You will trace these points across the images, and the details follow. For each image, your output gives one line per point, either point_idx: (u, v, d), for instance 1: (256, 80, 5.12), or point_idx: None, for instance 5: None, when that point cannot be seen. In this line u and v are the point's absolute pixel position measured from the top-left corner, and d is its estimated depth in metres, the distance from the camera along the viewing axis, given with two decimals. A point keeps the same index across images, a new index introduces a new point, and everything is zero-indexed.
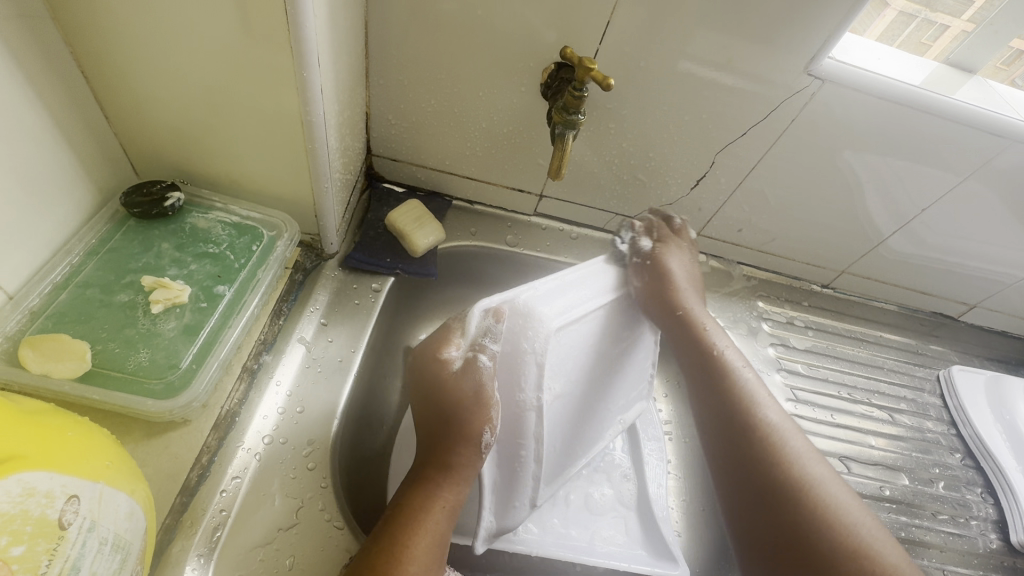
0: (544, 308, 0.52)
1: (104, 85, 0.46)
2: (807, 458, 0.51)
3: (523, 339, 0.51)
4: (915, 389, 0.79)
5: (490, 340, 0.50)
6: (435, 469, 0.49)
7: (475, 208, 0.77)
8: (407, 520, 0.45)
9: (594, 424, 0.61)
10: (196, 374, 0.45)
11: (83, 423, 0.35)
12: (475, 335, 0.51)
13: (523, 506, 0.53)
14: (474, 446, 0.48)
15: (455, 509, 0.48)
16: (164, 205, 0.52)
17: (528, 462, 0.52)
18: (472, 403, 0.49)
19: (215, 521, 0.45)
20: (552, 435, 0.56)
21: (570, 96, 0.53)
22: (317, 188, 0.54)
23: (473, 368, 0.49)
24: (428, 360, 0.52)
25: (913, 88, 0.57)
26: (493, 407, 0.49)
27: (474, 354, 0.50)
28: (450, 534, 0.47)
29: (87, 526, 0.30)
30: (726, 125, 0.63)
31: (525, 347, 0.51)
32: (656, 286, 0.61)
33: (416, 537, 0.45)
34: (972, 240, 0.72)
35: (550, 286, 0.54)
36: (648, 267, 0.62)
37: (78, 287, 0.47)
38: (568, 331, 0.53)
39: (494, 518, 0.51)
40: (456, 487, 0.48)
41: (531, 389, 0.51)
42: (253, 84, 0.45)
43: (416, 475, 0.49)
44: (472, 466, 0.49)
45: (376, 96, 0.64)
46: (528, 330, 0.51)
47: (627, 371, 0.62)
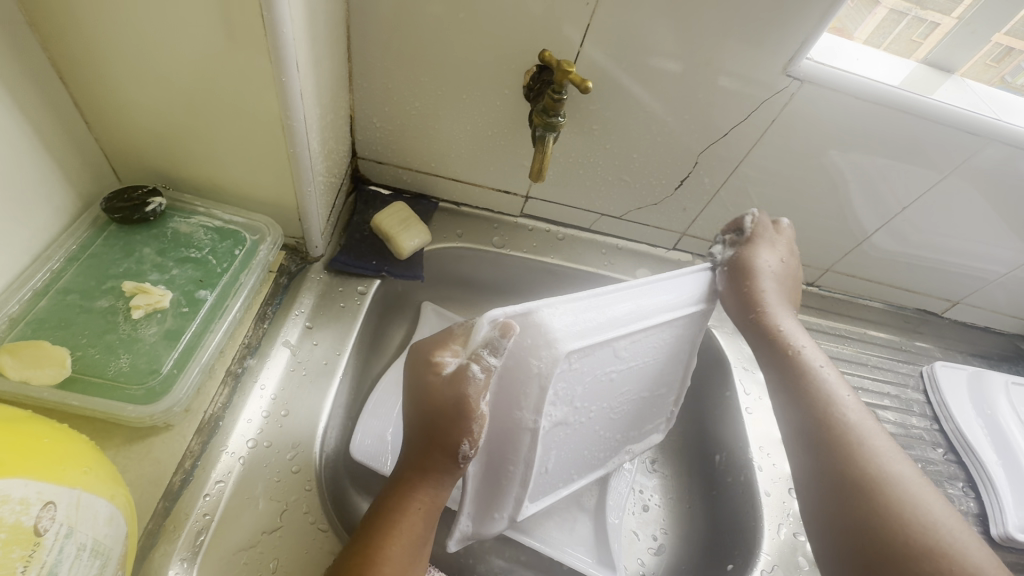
0: (564, 327, 0.50)
1: (83, 89, 0.46)
2: (889, 455, 0.48)
3: (530, 357, 0.49)
4: (899, 385, 0.80)
5: (485, 355, 0.47)
6: (412, 469, 0.49)
7: (461, 209, 0.77)
8: (382, 523, 0.46)
9: (599, 448, 0.61)
10: (178, 379, 0.45)
11: (61, 430, 0.35)
12: (476, 345, 0.47)
13: (502, 518, 0.55)
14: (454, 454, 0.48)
15: (432, 511, 0.48)
16: (146, 210, 0.52)
17: (513, 475, 0.53)
18: (454, 413, 0.47)
19: (198, 525, 0.45)
20: (550, 455, 0.56)
21: (549, 99, 0.53)
22: (299, 190, 0.54)
23: (463, 377, 0.47)
24: (427, 369, 0.49)
25: (891, 88, 0.58)
26: (474, 420, 0.47)
27: (467, 362, 0.47)
28: (428, 535, 0.48)
29: (64, 532, 0.30)
30: (708, 126, 0.64)
31: (532, 365, 0.49)
32: (739, 293, 0.59)
33: (393, 536, 0.46)
34: (953, 237, 0.73)
35: (582, 304, 0.52)
36: (730, 270, 0.60)
37: (58, 293, 0.47)
38: (587, 354, 0.52)
39: (472, 522, 0.54)
40: (429, 489, 0.48)
41: (529, 410, 0.51)
42: (233, 88, 0.45)
43: (397, 475, 0.50)
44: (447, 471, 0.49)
45: (360, 99, 0.64)
46: (540, 348, 0.49)
47: (640, 399, 0.61)
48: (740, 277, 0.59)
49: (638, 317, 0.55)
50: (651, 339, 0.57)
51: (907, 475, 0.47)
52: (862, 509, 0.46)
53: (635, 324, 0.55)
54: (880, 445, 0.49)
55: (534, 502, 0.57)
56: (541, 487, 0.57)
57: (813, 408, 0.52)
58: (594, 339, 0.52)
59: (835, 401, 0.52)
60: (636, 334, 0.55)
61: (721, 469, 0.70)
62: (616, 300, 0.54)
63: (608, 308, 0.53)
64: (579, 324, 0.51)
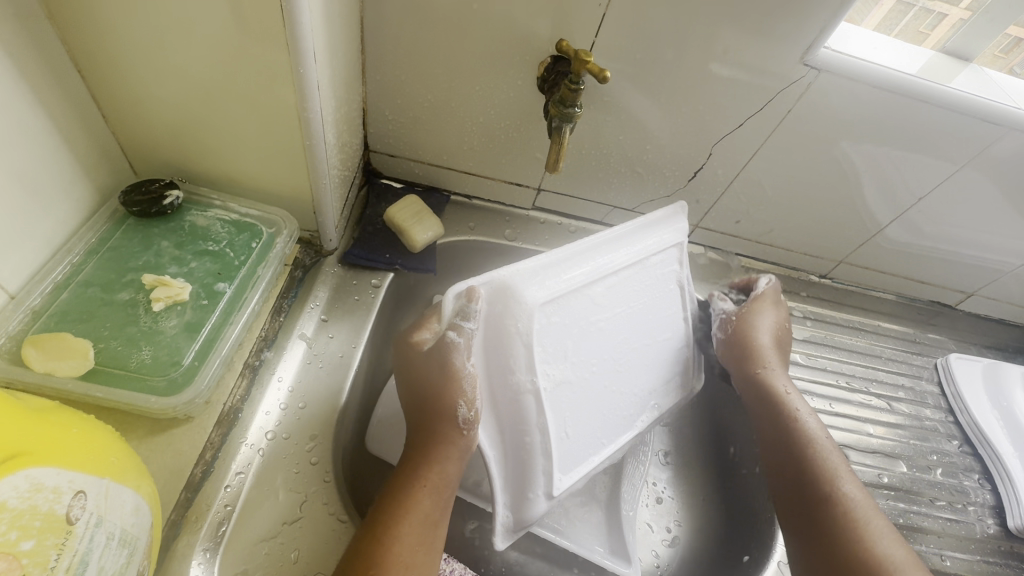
0: (532, 286, 0.50)
1: (101, 83, 0.46)
2: (867, 512, 0.52)
3: (506, 317, 0.49)
4: (913, 377, 0.79)
5: (464, 320, 0.49)
6: (420, 449, 0.50)
7: (472, 202, 0.77)
8: (393, 508, 0.46)
9: (621, 404, 0.56)
10: (199, 371, 0.45)
11: (87, 420, 0.35)
12: (450, 317, 0.50)
13: (539, 497, 0.51)
14: (451, 416, 0.49)
15: (441, 488, 0.48)
16: (163, 203, 0.52)
17: (535, 444, 0.50)
18: (442, 380, 0.50)
19: (220, 516, 0.46)
20: (563, 415, 0.52)
21: (566, 89, 0.52)
22: (315, 183, 0.54)
23: (444, 346, 0.49)
24: (409, 351, 0.54)
25: (910, 77, 0.57)
26: (463, 379, 0.49)
27: (446, 333, 0.50)
28: (438, 513, 0.48)
29: (94, 521, 0.31)
30: (723, 117, 0.63)
31: (510, 325, 0.49)
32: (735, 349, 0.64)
33: (403, 518, 0.46)
34: (969, 228, 0.72)
35: (539, 263, 0.51)
36: (732, 328, 0.66)
37: (79, 286, 0.47)
38: (562, 306, 0.52)
39: (509, 512, 0.51)
40: (435, 466, 0.48)
41: (523, 371, 0.49)
42: (251, 81, 0.45)
43: (406, 458, 0.50)
44: (455, 443, 0.49)
45: (372, 92, 0.64)
46: (511, 307, 0.49)
47: (645, 361, 0.58)
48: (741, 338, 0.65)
49: (597, 268, 0.54)
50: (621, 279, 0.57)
51: (863, 506, 0.52)
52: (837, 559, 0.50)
53: (598, 269, 0.54)
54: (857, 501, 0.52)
55: (569, 475, 0.52)
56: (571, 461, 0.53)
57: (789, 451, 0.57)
58: (562, 290, 0.52)
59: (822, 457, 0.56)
60: (601, 281, 0.55)
61: (735, 461, 0.70)
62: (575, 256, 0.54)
63: (568, 265, 0.53)
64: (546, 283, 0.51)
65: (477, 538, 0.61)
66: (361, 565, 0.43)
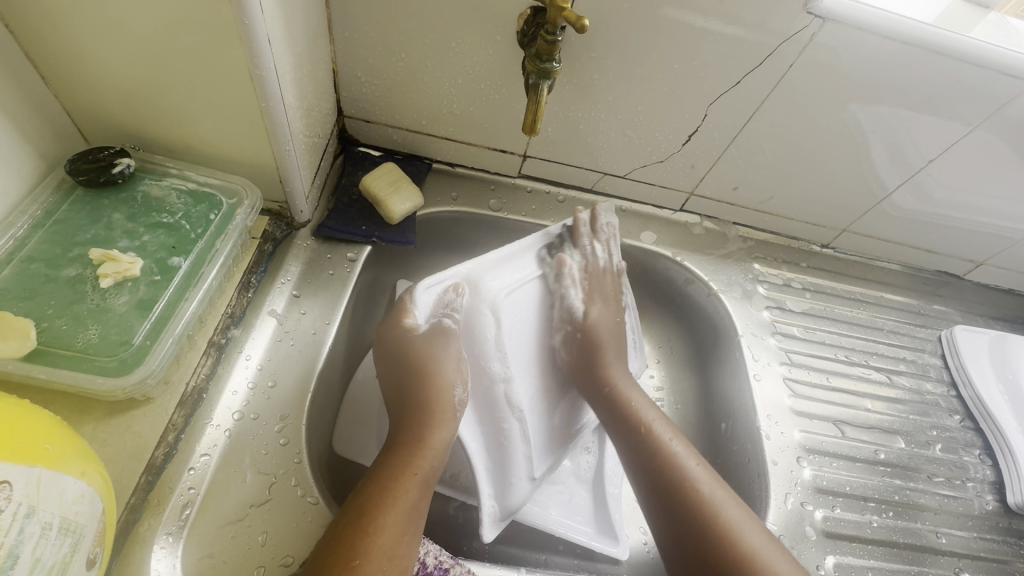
0: (494, 278, 0.57)
1: (34, 44, 0.42)
2: (721, 500, 0.48)
3: (477, 314, 0.54)
4: (915, 350, 0.76)
5: (454, 309, 0.53)
6: (410, 433, 0.48)
7: (455, 170, 0.73)
8: (381, 494, 0.44)
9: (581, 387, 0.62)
10: (151, 351, 0.43)
11: (18, 404, 0.32)
12: (438, 308, 0.54)
13: (520, 481, 0.53)
14: (448, 402, 0.50)
15: (430, 477, 0.47)
16: (113, 172, 0.49)
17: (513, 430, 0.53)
18: (434, 363, 0.51)
19: (184, 499, 0.44)
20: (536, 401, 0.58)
21: (542, 41, 0.48)
22: (277, 150, 0.50)
23: (438, 332, 0.52)
24: (395, 341, 0.53)
25: (923, 26, 0.52)
26: (453, 363, 0.51)
27: (440, 319, 0.53)
28: (424, 503, 0.46)
29: (23, 512, 0.29)
30: (718, 75, 0.58)
31: (480, 318, 0.54)
32: (581, 347, 0.58)
33: (392, 504, 0.43)
34: (980, 195, 0.68)
35: (498, 257, 0.58)
36: (578, 340, 0.59)
37: (23, 262, 0.44)
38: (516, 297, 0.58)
39: (495, 501, 0.52)
40: (428, 454, 0.47)
41: (495, 359, 0.54)
42: (195, 41, 0.41)
43: (391, 445, 0.48)
44: (446, 430, 0.48)
45: (341, 51, 0.60)
46: (481, 304, 0.55)
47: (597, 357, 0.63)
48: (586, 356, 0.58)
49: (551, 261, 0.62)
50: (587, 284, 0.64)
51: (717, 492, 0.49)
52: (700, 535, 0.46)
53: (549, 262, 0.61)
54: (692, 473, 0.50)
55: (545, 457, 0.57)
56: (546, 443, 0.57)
57: (660, 484, 0.50)
58: (526, 274, 0.59)
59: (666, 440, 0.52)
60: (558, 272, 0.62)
61: (726, 438, 0.68)
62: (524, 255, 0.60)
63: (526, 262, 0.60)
64: (508, 274, 0.58)
65: (460, 516, 0.59)
66: (348, 551, 0.40)
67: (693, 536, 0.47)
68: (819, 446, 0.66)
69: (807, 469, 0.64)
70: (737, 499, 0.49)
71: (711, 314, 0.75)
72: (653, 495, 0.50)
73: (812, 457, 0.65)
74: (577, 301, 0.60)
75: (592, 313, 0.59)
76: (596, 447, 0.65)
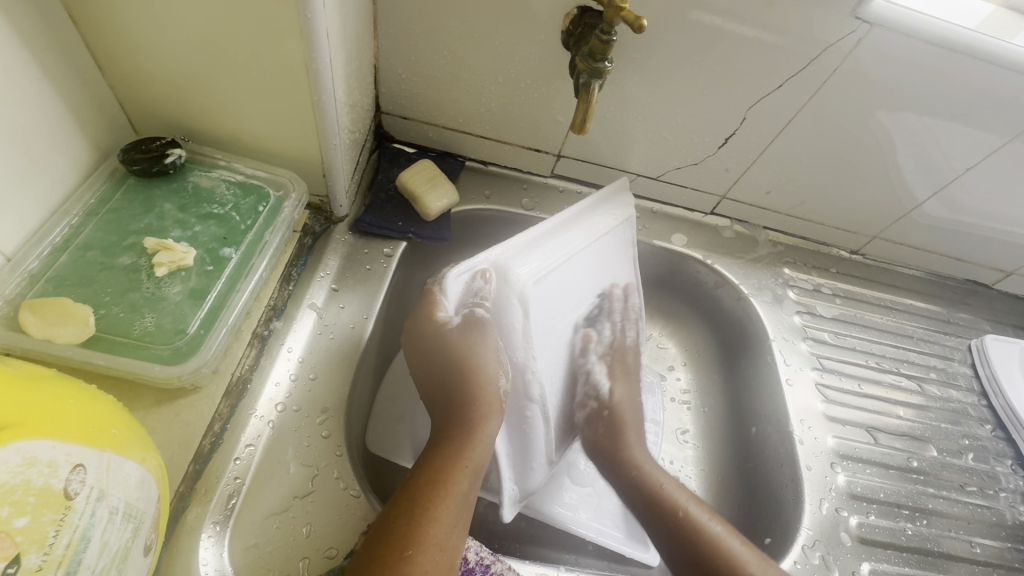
0: (523, 263, 0.53)
1: (96, 35, 0.43)
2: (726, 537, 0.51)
3: (506, 301, 0.52)
4: (945, 359, 0.76)
5: (483, 298, 0.52)
6: (458, 426, 0.48)
7: (489, 168, 0.73)
8: (433, 484, 0.44)
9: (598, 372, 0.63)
10: (204, 341, 0.43)
11: (86, 389, 0.33)
12: (467, 296, 0.53)
13: (540, 466, 0.54)
14: (493, 395, 0.50)
15: (478, 469, 0.47)
16: (165, 162, 0.49)
17: (535, 419, 0.54)
18: (472, 355, 0.51)
19: (230, 489, 0.44)
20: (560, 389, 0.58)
21: (596, 41, 0.48)
22: (324, 145, 0.51)
23: (473, 325, 0.51)
24: (429, 336, 0.52)
25: (969, 33, 0.52)
26: (492, 356, 0.51)
27: (471, 309, 0.52)
28: (472, 494, 0.46)
29: (95, 496, 0.29)
30: (761, 80, 0.58)
31: (511, 308, 0.52)
32: (605, 456, 0.58)
33: (443, 496, 0.44)
34: (1016, 205, 0.67)
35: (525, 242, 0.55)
36: (615, 364, 0.61)
37: (79, 249, 0.45)
38: (546, 284, 0.55)
39: (516, 484, 0.53)
40: (478, 447, 0.47)
41: (520, 346, 0.53)
42: (255, 34, 0.42)
43: (440, 435, 0.48)
44: (496, 421, 0.49)
45: (384, 47, 0.60)
46: (511, 292, 0.52)
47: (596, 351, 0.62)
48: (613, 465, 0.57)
49: (571, 246, 0.58)
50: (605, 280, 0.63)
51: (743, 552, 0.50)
52: None
53: (572, 246, 0.58)
54: (706, 521, 0.52)
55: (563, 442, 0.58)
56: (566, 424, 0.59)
57: (665, 528, 0.52)
58: (551, 263, 0.55)
59: (666, 484, 0.55)
60: (578, 257, 0.58)
61: (756, 442, 0.68)
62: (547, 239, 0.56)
63: (552, 246, 0.56)
64: (538, 262, 0.54)
65: (491, 513, 0.60)
66: (401, 539, 0.41)
67: None
68: (852, 452, 0.66)
69: (841, 475, 0.64)
70: (743, 536, 0.52)
71: (742, 317, 0.75)
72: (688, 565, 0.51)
73: (845, 463, 0.65)
74: (602, 378, 0.60)
75: (620, 390, 0.60)
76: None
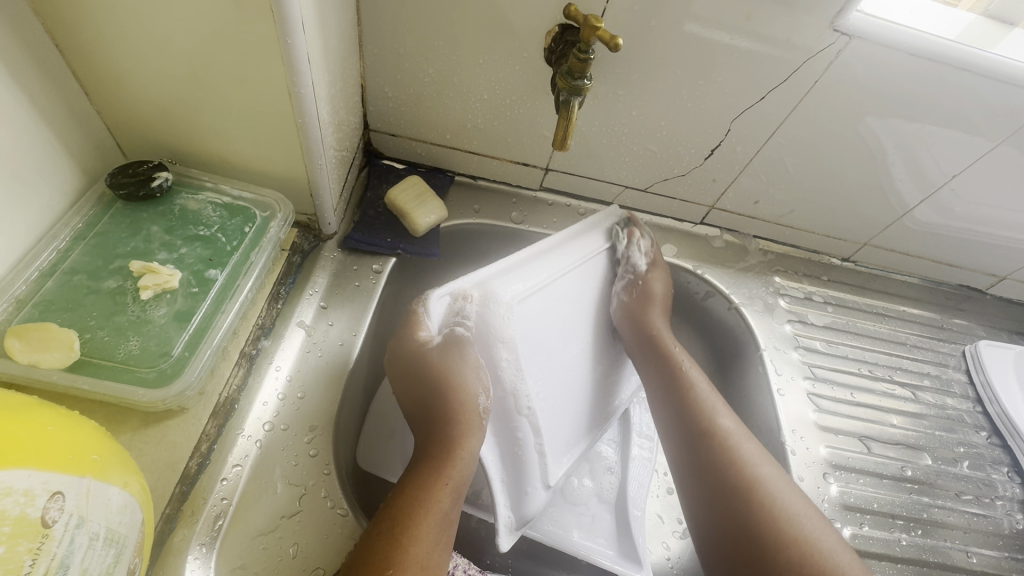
0: (509, 284, 0.53)
1: (82, 63, 0.44)
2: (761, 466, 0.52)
3: (490, 321, 0.51)
4: (939, 365, 0.76)
5: (464, 317, 0.51)
6: (439, 443, 0.48)
7: (478, 183, 0.74)
8: (412, 505, 0.44)
9: (595, 393, 0.61)
10: (190, 362, 0.43)
11: (67, 416, 0.33)
12: (449, 317, 0.52)
13: (536, 488, 0.53)
14: (472, 411, 0.49)
15: (460, 486, 0.47)
16: (152, 185, 0.50)
17: (528, 440, 0.52)
18: (456, 375, 0.49)
19: (217, 510, 0.45)
20: (554, 413, 0.56)
21: (575, 59, 0.48)
22: (310, 166, 0.51)
23: (454, 345, 0.50)
24: (410, 355, 0.51)
25: (948, 43, 0.52)
26: (474, 372, 0.50)
27: (452, 328, 0.51)
28: (454, 510, 0.46)
29: (74, 522, 0.29)
30: (742, 92, 0.59)
31: (495, 330, 0.51)
32: (636, 296, 0.62)
33: (425, 516, 0.44)
34: (1004, 209, 0.68)
35: (508, 263, 0.54)
36: (638, 290, 0.62)
37: (66, 273, 0.45)
38: (530, 303, 0.54)
39: (512, 510, 0.52)
40: (459, 464, 0.47)
41: (507, 366, 0.52)
42: (237, 58, 0.42)
43: (423, 452, 0.48)
44: (474, 439, 0.48)
45: (370, 67, 0.61)
46: (495, 313, 0.51)
47: (590, 368, 0.61)
48: (636, 308, 0.62)
49: (560, 266, 0.57)
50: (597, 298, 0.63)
51: (767, 474, 0.51)
52: (745, 516, 0.49)
53: (561, 265, 0.57)
54: (735, 441, 0.53)
55: (561, 462, 0.56)
56: (562, 446, 0.57)
57: (696, 430, 0.54)
58: (539, 280, 0.54)
59: (704, 396, 0.56)
60: (567, 276, 0.58)
61: None
62: (533, 260, 0.55)
63: (534, 270, 0.55)
64: (520, 282, 0.53)
65: (482, 529, 0.60)
66: (382, 561, 0.41)
67: (744, 503, 0.49)
68: (845, 462, 0.65)
69: (834, 485, 0.63)
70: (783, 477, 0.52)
71: (732, 327, 0.75)
72: (717, 473, 0.52)
73: (838, 474, 0.64)
74: (639, 258, 0.64)
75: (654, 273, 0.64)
76: (619, 466, 0.66)
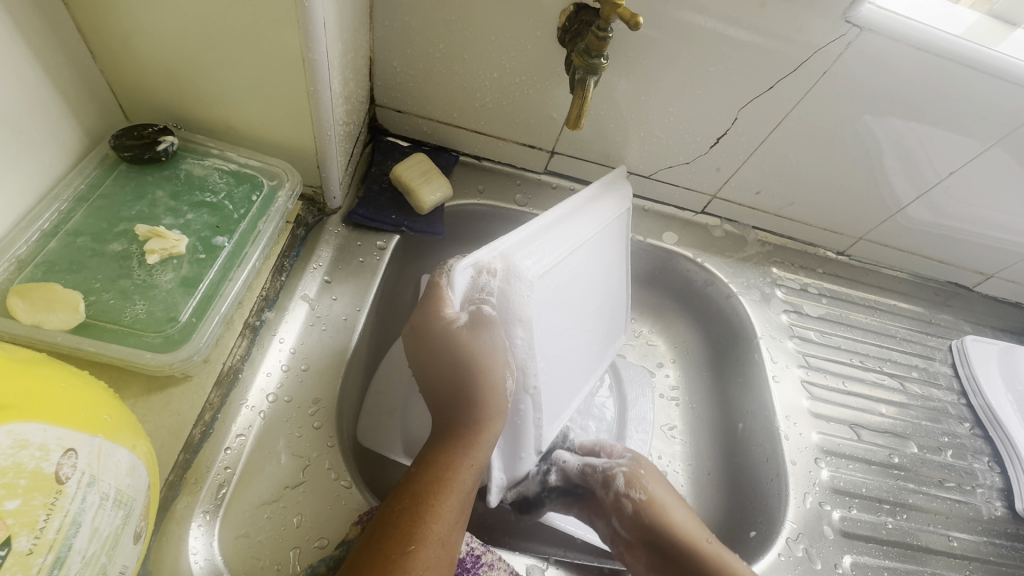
0: (530, 257, 0.50)
1: (89, 19, 0.42)
2: None
3: (516, 301, 0.49)
4: (926, 358, 0.78)
5: (488, 294, 0.49)
6: (464, 425, 0.48)
7: (482, 163, 0.73)
8: (436, 481, 0.45)
9: (588, 360, 0.62)
10: (197, 329, 0.43)
11: (77, 375, 0.32)
12: (472, 291, 0.49)
13: (529, 456, 0.54)
14: (497, 395, 0.49)
15: (482, 467, 0.48)
16: (157, 149, 0.49)
17: (528, 415, 0.52)
18: (483, 354, 0.48)
19: (220, 478, 0.44)
20: (552, 383, 0.56)
21: (593, 37, 0.48)
22: (319, 136, 0.50)
23: (480, 322, 0.48)
24: (433, 331, 0.49)
25: (954, 40, 0.53)
26: (500, 353, 0.49)
27: (476, 306, 0.49)
28: (476, 488, 0.47)
29: (86, 480, 0.29)
30: (753, 82, 0.59)
31: (519, 311, 0.49)
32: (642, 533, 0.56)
33: (449, 493, 0.45)
34: (997, 210, 0.69)
35: (526, 234, 0.52)
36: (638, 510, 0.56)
37: (69, 235, 0.44)
38: (546, 276, 0.52)
39: (503, 474, 0.54)
40: (484, 445, 0.47)
41: (523, 350, 0.50)
42: (250, 20, 0.41)
43: (444, 430, 0.48)
44: (500, 422, 0.49)
45: (379, 39, 0.60)
46: (521, 292, 0.49)
47: (588, 338, 0.61)
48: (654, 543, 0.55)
49: (575, 240, 0.56)
50: (603, 270, 0.62)
51: None
52: None
53: (575, 236, 0.56)
54: None
55: (553, 428, 0.57)
56: (555, 412, 0.57)
57: None
58: (555, 254, 0.53)
59: None
60: (580, 250, 0.57)
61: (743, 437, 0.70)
62: (555, 228, 0.55)
63: (551, 242, 0.53)
64: (539, 254, 0.51)
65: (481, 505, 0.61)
66: (404, 536, 0.42)
67: None
68: (836, 448, 0.67)
69: (825, 470, 0.65)
70: None
71: (730, 314, 0.76)
72: None
73: (829, 459, 0.66)
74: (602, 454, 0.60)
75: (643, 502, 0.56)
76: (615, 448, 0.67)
